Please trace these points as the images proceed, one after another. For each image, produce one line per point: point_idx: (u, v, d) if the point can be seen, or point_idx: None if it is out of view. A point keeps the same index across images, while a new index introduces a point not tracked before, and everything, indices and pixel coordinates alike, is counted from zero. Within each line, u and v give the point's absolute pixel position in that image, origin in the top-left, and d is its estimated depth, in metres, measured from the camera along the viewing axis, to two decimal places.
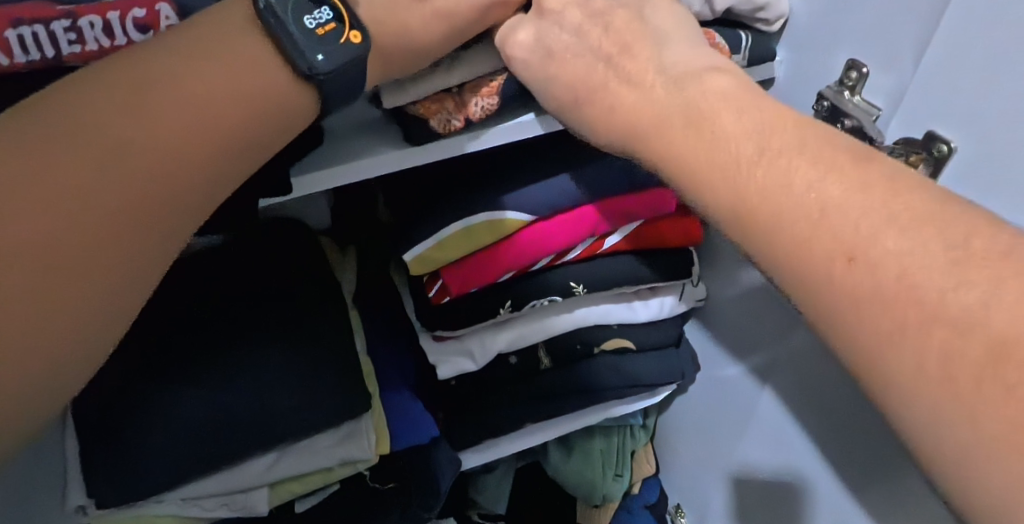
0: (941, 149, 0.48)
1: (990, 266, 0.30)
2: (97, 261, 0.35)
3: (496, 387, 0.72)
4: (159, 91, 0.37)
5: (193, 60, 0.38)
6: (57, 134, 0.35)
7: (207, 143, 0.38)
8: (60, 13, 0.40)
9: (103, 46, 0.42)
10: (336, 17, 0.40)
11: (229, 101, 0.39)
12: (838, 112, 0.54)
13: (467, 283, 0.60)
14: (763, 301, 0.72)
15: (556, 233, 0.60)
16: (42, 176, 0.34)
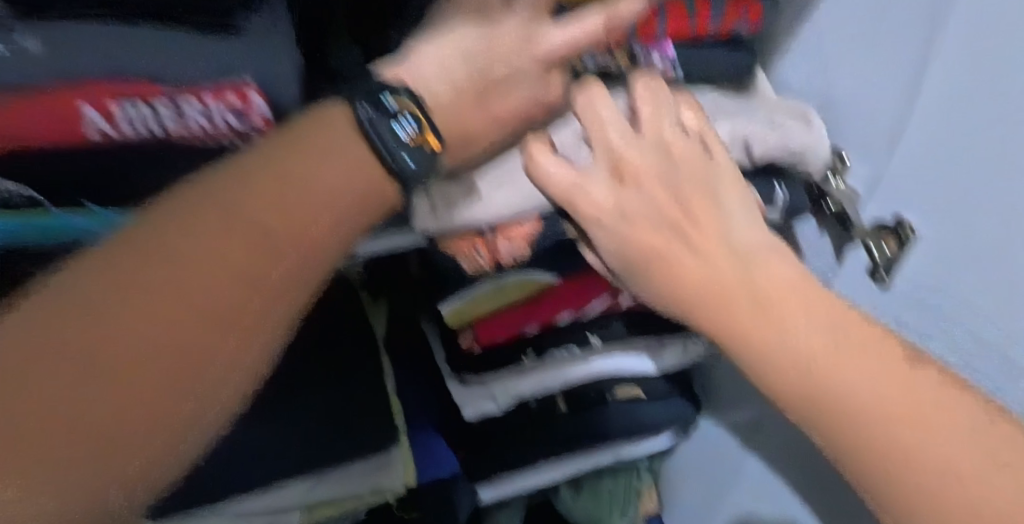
0: (907, 232, 0.64)
1: (954, 396, 0.51)
2: (231, 325, 0.42)
3: (515, 425, 0.79)
4: (292, 184, 0.44)
5: (314, 157, 0.45)
6: (216, 218, 0.42)
7: (320, 226, 0.45)
8: (165, 94, 0.47)
9: (201, 126, 0.49)
10: (421, 126, 0.46)
11: (339, 192, 0.45)
12: (820, 196, 0.70)
13: (495, 336, 0.65)
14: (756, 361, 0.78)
15: (578, 295, 0.65)
16: (203, 258, 0.42)
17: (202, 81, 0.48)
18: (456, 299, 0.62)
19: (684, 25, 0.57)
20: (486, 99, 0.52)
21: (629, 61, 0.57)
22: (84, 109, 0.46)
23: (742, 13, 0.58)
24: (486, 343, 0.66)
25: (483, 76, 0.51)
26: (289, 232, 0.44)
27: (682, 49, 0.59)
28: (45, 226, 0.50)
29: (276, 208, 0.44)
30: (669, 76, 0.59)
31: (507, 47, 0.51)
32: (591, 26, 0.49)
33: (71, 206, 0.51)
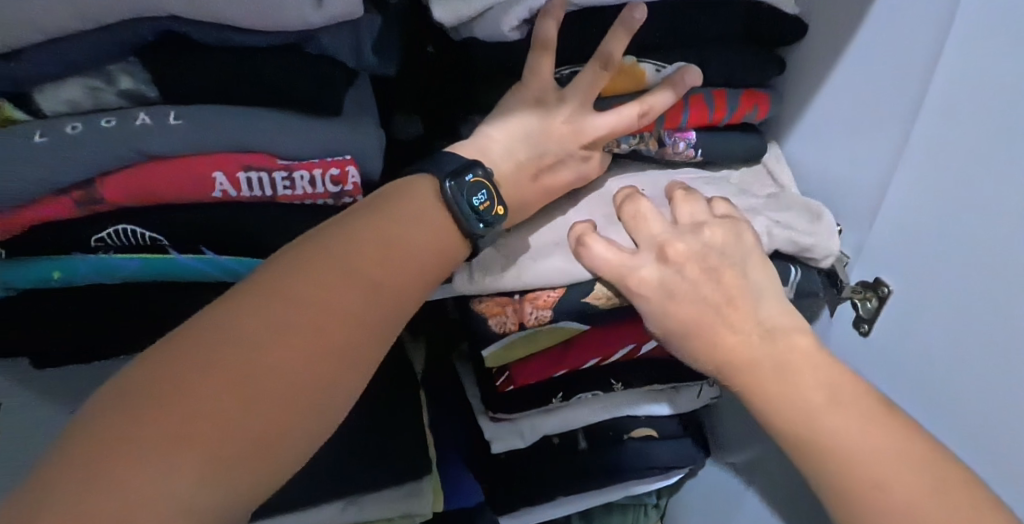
0: (884, 291, 0.74)
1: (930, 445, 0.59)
2: (354, 361, 0.49)
3: (540, 461, 0.87)
4: (394, 244, 0.54)
5: (408, 221, 0.56)
6: (340, 277, 0.50)
7: (413, 281, 0.55)
8: (280, 166, 0.58)
9: (306, 192, 0.58)
10: (489, 197, 0.60)
11: (428, 253, 0.56)
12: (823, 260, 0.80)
13: (527, 377, 0.74)
14: None
15: (603, 341, 0.75)
16: (330, 304, 0.49)
17: (312, 157, 0.60)
18: (495, 346, 0.71)
19: (703, 116, 0.75)
20: (539, 176, 0.66)
21: (657, 143, 0.75)
22: (216, 175, 0.59)
23: (752, 107, 0.78)
24: (520, 383, 0.75)
25: (540, 158, 0.66)
26: (386, 281, 0.53)
27: (701, 134, 0.77)
28: (166, 266, 0.62)
29: (379, 261, 0.53)
30: (688, 152, 0.77)
31: (559, 135, 0.66)
32: (628, 117, 0.66)
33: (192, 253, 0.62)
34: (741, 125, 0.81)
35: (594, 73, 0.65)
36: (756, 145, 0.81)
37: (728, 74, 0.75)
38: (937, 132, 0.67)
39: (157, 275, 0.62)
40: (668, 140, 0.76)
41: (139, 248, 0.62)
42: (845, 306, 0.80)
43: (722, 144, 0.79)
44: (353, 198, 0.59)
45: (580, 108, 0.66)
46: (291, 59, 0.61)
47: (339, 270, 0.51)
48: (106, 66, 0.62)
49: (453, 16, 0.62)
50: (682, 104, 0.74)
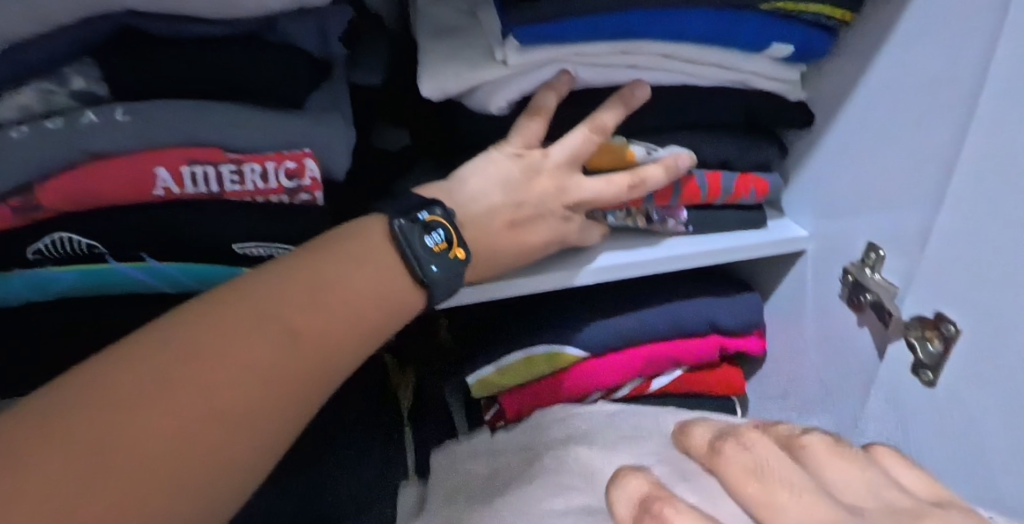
0: (948, 329, 0.54)
1: None
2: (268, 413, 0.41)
3: None
4: (333, 284, 0.46)
5: (350, 263, 0.47)
6: (263, 315, 0.42)
7: (357, 329, 0.46)
8: (229, 159, 0.53)
9: (257, 187, 0.53)
10: (447, 238, 0.51)
11: (374, 300, 0.47)
12: (860, 286, 0.63)
13: (522, 409, 0.66)
14: None
15: (606, 371, 0.65)
16: (247, 339, 0.41)
17: (265, 150, 0.53)
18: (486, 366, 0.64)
19: (695, 195, 0.65)
20: (517, 226, 0.55)
21: (646, 220, 0.65)
22: (158, 170, 0.52)
23: (749, 190, 0.67)
24: (512, 418, 0.67)
25: (517, 208, 0.55)
26: (314, 327, 0.44)
27: (693, 211, 0.67)
28: (105, 277, 0.55)
29: (306, 302, 0.44)
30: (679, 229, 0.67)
31: (542, 188, 0.56)
32: (618, 186, 0.58)
33: (131, 260, 0.55)
34: (738, 206, 0.69)
35: (586, 138, 0.56)
36: (757, 218, 0.70)
37: (724, 154, 0.66)
38: (966, 177, 0.52)
39: (96, 288, 0.55)
40: (657, 216, 0.65)
41: (77, 258, 0.55)
42: (898, 345, 0.60)
43: (717, 218, 0.68)
44: (310, 194, 0.54)
45: (568, 166, 0.57)
46: (248, 45, 0.54)
47: (255, 313, 0.42)
48: (60, 64, 0.53)
49: (442, 93, 0.57)
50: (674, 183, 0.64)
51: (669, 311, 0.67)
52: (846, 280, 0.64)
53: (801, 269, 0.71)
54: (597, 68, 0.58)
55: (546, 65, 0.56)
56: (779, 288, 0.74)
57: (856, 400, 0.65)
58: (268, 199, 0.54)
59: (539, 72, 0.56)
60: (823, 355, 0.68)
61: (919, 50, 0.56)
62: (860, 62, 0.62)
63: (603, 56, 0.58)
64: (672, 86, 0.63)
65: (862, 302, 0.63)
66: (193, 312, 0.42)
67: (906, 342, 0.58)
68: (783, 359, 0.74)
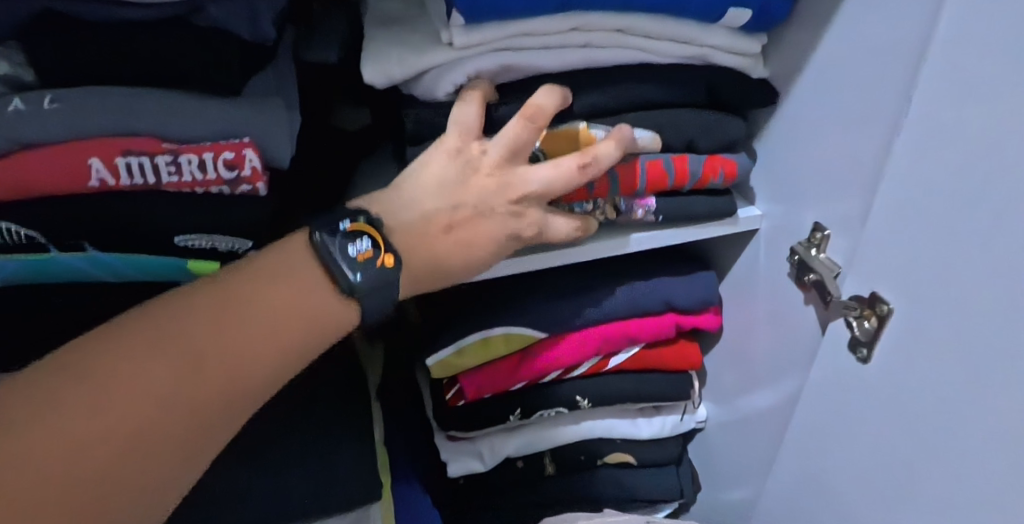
0: (881, 309, 0.54)
1: None
2: (177, 428, 0.39)
3: (503, 489, 0.73)
4: (251, 306, 0.43)
5: (270, 284, 0.44)
6: (169, 337, 0.41)
7: (282, 343, 0.43)
8: (164, 150, 0.51)
9: (195, 179, 0.51)
10: (373, 244, 0.47)
11: (300, 318, 0.44)
12: (806, 266, 0.62)
13: (480, 390, 0.65)
14: (755, 423, 0.73)
15: (564, 352, 0.65)
16: (151, 359, 0.40)
17: (203, 139, 0.52)
18: (443, 351, 0.64)
19: (662, 181, 0.62)
20: (454, 230, 0.50)
21: (613, 211, 0.63)
22: (92, 161, 0.50)
23: (717, 172, 0.64)
24: (471, 398, 0.65)
25: (453, 211, 0.50)
26: (235, 347, 0.42)
27: (662, 200, 0.64)
28: (49, 269, 0.52)
29: (216, 325, 0.42)
30: (648, 219, 0.64)
31: (479, 187, 0.51)
32: (566, 171, 0.52)
33: (74, 250, 0.52)
34: (707, 190, 0.66)
35: (522, 127, 0.51)
36: (726, 206, 0.66)
37: (688, 134, 0.63)
38: (900, 159, 0.52)
39: (41, 281, 0.53)
40: (625, 207, 0.63)
41: (16, 248, 0.52)
42: (835, 325, 0.60)
43: (688, 206, 0.65)
44: (251, 185, 0.52)
45: (508, 159, 0.52)
46: (173, 27, 0.51)
47: (167, 337, 0.41)
48: None
49: (385, 78, 0.54)
50: (638, 168, 0.61)
51: (625, 292, 0.67)
52: (792, 261, 0.64)
53: (751, 248, 0.70)
54: (548, 46, 0.56)
55: (493, 46, 0.54)
56: (734, 264, 0.72)
57: (796, 372, 0.66)
58: (209, 190, 0.52)
59: (486, 54, 0.54)
60: (772, 330, 0.69)
61: (873, 29, 0.54)
62: (821, 32, 0.60)
63: (553, 33, 0.55)
64: (628, 63, 0.60)
65: (806, 282, 0.62)
66: (106, 335, 0.40)
67: (845, 320, 0.58)
68: (734, 332, 0.74)
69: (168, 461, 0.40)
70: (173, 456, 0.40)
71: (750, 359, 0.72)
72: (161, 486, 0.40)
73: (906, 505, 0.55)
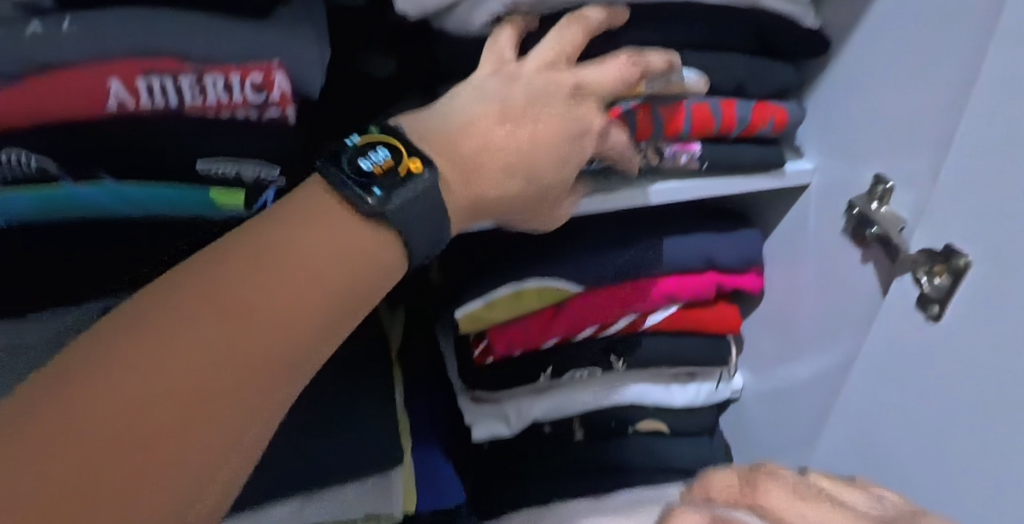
0: (958, 262, 0.51)
1: None
2: (237, 385, 0.34)
3: (530, 456, 0.69)
4: (287, 246, 0.38)
5: (308, 223, 0.39)
6: (197, 293, 0.35)
7: (338, 278, 0.38)
8: (188, 70, 0.47)
9: (220, 102, 0.48)
10: (391, 157, 0.43)
11: (345, 252, 0.39)
12: (867, 220, 0.59)
13: (510, 346, 0.62)
14: (798, 391, 0.69)
15: (601, 306, 0.62)
16: (184, 318, 0.34)
17: (228, 60, 0.48)
18: (473, 302, 0.59)
19: (707, 124, 0.58)
20: (510, 125, 0.46)
21: (656, 156, 0.58)
22: (111, 82, 0.46)
23: (766, 120, 0.61)
24: (500, 354, 0.62)
25: (506, 106, 0.46)
26: (282, 287, 0.36)
27: (706, 145, 0.60)
28: (61, 200, 0.49)
29: (251, 273, 0.36)
30: (692, 166, 0.60)
31: (531, 83, 0.47)
32: (618, 67, 0.49)
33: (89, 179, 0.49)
34: (754, 139, 0.62)
35: (569, 28, 0.48)
36: (773, 157, 0.63)
37: (738, 78, 0.59)
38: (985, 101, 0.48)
39: (53, 214, 0.49)
40: (668, 152, 0.58)
41: (30, 178, 0.49)
42: (901, 280, 0.56)
43: (732, 154, 0.61)
44: (279, 110, 0.49)
45: (556, 61, 0.48)
46: None
47: (193, 296, 0.35)
48: None
49: (418, 7, 0.51)
50: (684, 111, 0.57)
51: (666, 247, 0.63)
52: (852, 215, 0.61)
53: (800, 205, 0.67)
54: None
55: None
56: (779, 223, 0.69)
57: (846, 335, 0.63)
58: (235, 114, 0.49)
59: None
60: (820, 291, 0.65)
61: None
62: None
63: None
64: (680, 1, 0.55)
65: (867, 237, 0.59)
66: (109, 323, 0.34)
67: (912, 276, 0.55)
68: (778, 296, 0.70)
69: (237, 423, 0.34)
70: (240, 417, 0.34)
71: (794, 323, 0.69)
72: (217, 474, 0.34)
73: (973, 472, 0.51)
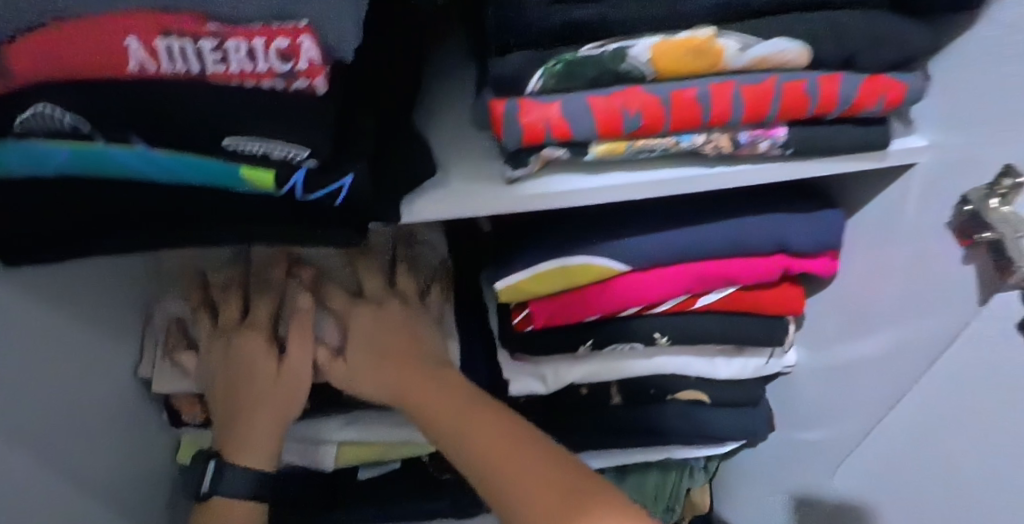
0: None
1: (372, 327, 0.62)
2: (281, 407, 0.61)
3: (567, 412, 0.70)
4: (239, 420, 0.60)
5: (265, 410, 0.60)
6: (270, 407, 0.60)
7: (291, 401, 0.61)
8: (208, 34, 0.42)
9: (244, 70, 0.43)
10: None
11: (269, 406, 0.60)
12: (979, 222, 0.44)
13: (552, 318, 0.60)
14: (874, 375, 0.61)
15: (647, 287, 0.58)
16: (268, 412, 0.60)
17: (252, 22, 0.42)
18: (514, 275, 0.57)
19: (800, 108, 0.44)
20: None
21: (731, 145, 0.46)
22: (129, 41, 0.41)
23: (876, 99, 0.44)
24: (541, 324, 0.60)
25: None
26: (261, 417, 0.60)
27: (797, 130, 0.46)
28: (99, 163, 0.45)
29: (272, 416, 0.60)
30: (773, 154, 0.47)
31: None
32: None
33: (120, 143, 0.45)
34: (855, 117, 0.47)
35: None
36: (876, 139, 0.47)
37: (851, 48, 0.43)
38: None
39: (90, 172, 0.46)
40: (745, 139, 0.46)
41: (66, 133, 0.45)
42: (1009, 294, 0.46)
43: (828, 138, 0.46)
44: (308, 81, 0.44)
45: None
46: None
47: (285, 398, 0.61)
48: None
49: None
50: (772, 89, 0.44)
51: (728, 229, 0.57)
52: (962, 210, 0.46)
53: (899, 185, 0.52)
54: None
55: None
56: (867, 204, 0.56)
57: (921, 328, 0.54)
58: (260, 83, 0.44)
59: None
60: (907, 282, 0.54)
61: None
62: None
63: None
64: None
65: (976, 239, 0.45)
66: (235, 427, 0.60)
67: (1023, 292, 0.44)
68: (856, 281, 0.60)
69: (268, 425, 0.60)
70: (271, 418, 0.60)
71: (865, 305, 0.59)
72: (282, 400, 0.61)
73: None
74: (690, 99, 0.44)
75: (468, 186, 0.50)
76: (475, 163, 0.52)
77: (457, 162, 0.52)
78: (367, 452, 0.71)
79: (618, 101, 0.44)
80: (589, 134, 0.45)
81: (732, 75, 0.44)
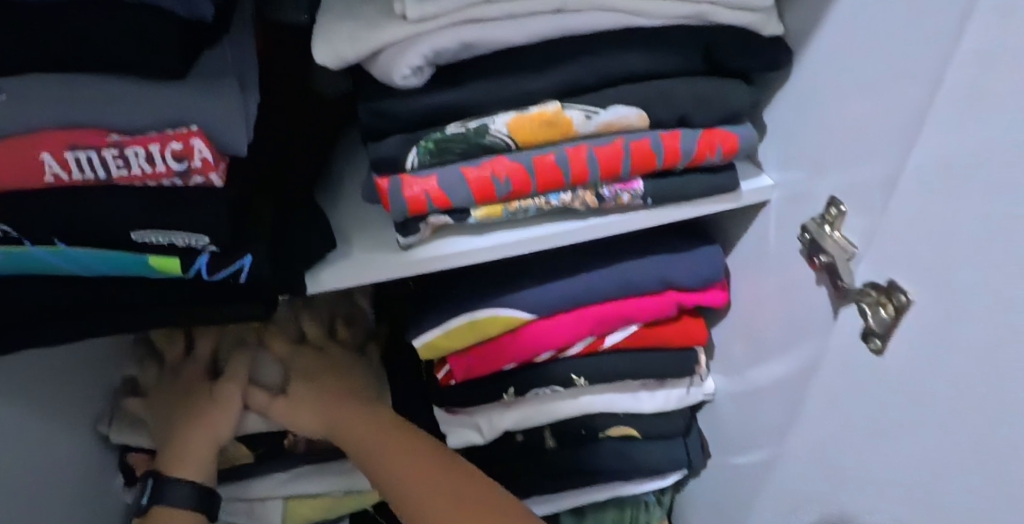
0: (899, 299, 0.43)
1: (308, 362, 0.66)
2: (216, 429, 0.61)
3: (506, 458, 0.73)
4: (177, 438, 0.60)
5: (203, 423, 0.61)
6: (209, 425, 0.61)
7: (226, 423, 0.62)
8: (109, 143, 0.47)
9: (145, 172, 0.47)
10: None
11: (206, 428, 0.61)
12: (817, 246, 0.50)
13: (469, 371, 0.63)
14: (761, 396, 0.65)
15: (556, 333, 0.62)
16: (204, 432, 0.61)
17: (149, 129, 0.47)
18: (429, 332, 0.61)
19: (649, 162, 0.51)
20: None
21: (595, 200, 0.53)
22: (42, 156, 0.46)
23: (714, 149, 0.53)
24: (461, 378, 0.64)
25: None
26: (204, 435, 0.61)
27: (651, 182, 0.53)
28: (25, 264, 0.49)
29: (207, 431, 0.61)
30: (636, 204, 0.54)
31: None
32: None
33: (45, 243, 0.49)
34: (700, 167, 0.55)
35: None
36: (726, 183, 0.55)
37: (682, 108, 0.51)
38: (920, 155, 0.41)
39: (20, 271, 0.50)
40: (608, 193, 0.53)
41: None
42: (847, 311, 0.49)
43: (680, 187, 0.54)
44: (204, 177, 0.48)
45: None
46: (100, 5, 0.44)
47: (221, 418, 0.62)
48: None
49: (339, 60, 0.46)
50: (621, 150, 0.51)
51: (620, 272, 0.62)
52: (804, 239, 0.52)
53: (762, 218, 0.59)
54: (506, 24, 0.46)
55: (452, 20, 0.45)
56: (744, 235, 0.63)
57: (796, 349, 0.58)
58: (161, 182, 0.48)
59: (435, 38, 0.45)
60: (781, 303, 0.58)
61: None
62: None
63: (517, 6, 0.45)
64: (612, 28, 0.48)
65: (817, 263, 0.51)
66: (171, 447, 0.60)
67: (859, 308, 0.47)
68: (746, 309, 0.65)
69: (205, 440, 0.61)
70: (205, 432, 0.61)
71: (755, 329, 0.64)
72: (215, 422, 0.61)
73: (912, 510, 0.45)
74: (550, 164, 0.50)
75: (367, 255, 0.55)
76: (375, 234, 0.56)
77: (358, 233, 0.57)
78: (312, 510, 0.71)
79: (487, 170, 0.49)
80: (465, 202, 0.50)
81: (583, 139, 0.51)
